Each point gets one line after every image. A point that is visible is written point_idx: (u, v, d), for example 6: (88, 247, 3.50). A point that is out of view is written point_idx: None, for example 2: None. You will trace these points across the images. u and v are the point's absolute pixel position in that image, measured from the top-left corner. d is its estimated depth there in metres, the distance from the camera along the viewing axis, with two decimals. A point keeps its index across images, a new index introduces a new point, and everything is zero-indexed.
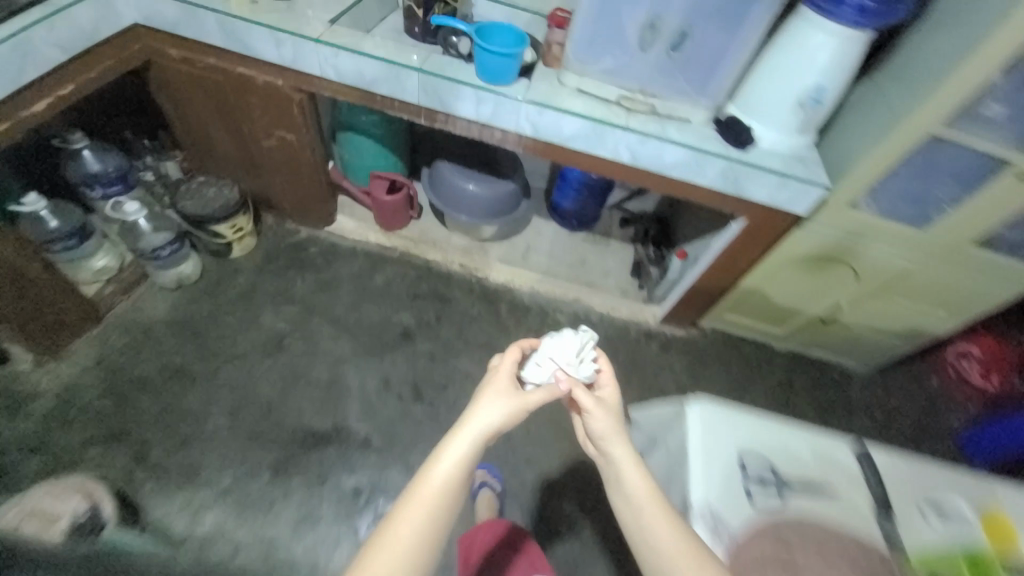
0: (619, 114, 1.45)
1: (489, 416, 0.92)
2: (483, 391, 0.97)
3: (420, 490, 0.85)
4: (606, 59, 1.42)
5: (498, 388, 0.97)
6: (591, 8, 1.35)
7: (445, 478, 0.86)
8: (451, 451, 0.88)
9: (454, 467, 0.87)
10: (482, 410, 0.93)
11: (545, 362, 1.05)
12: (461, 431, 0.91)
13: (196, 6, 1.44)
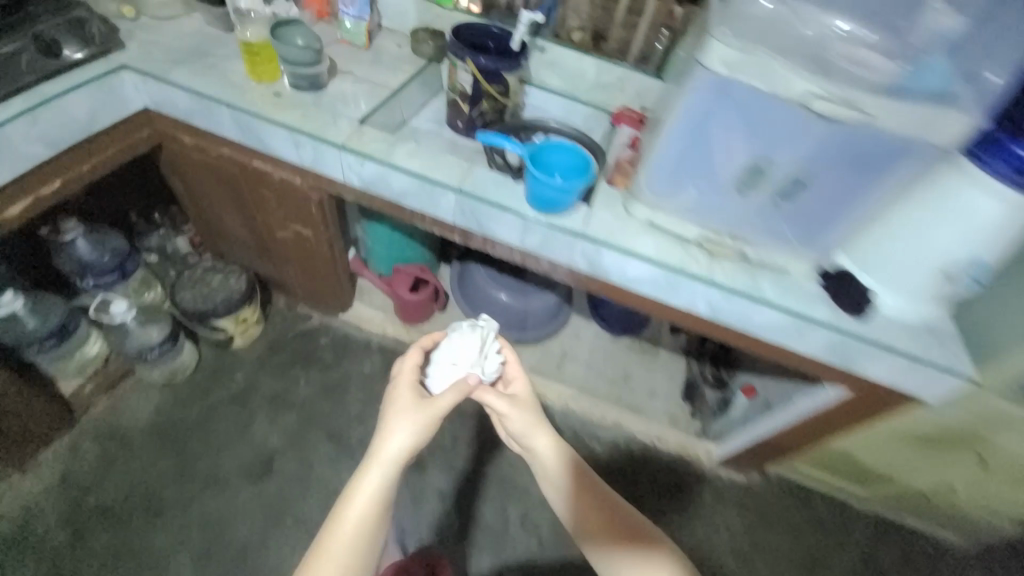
0: (699, 260, 1.16)
1: (401, 432, 0.91)
2: (391, 407, 0.95)
3: (346, 516, 0.84)
4: (688, 195, 1.11)
5: (407, 399, 0.96)
6: (676, 137, 1.05)
7: (366, 506, 0.85)
8: (367, 481, 0.86)
9: (376, 490, 0.86)
10: (393, 430, 0.91)
11: (453, 366, 1.04)
12: (372, 461, 0.88)
13: (209, 100, 1.24)
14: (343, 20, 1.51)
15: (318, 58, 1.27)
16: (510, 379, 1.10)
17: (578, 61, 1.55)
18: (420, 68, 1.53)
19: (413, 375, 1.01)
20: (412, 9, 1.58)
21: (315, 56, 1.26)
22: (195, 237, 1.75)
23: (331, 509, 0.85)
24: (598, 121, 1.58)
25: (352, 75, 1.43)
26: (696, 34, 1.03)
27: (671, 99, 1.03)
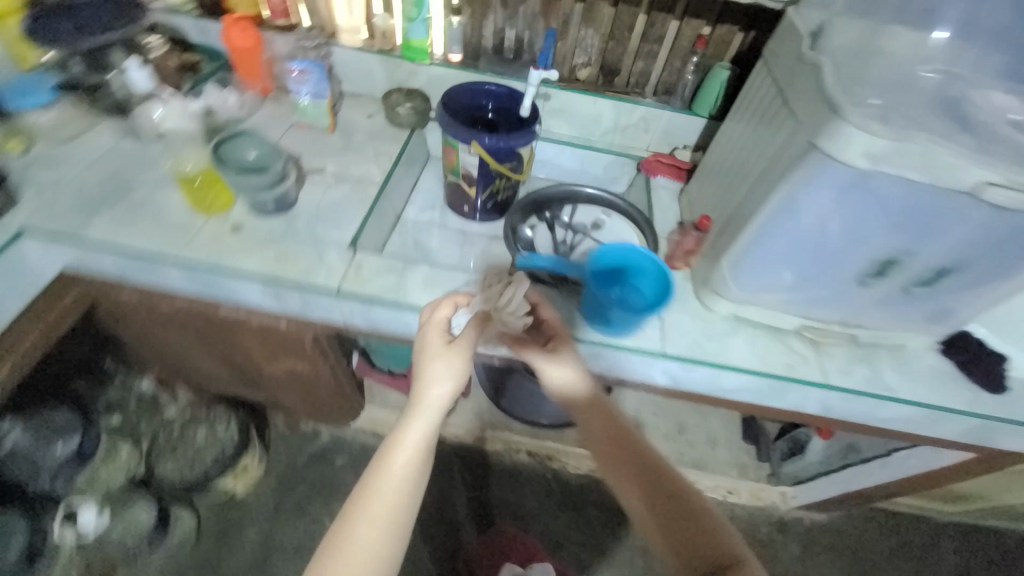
0: (806, 357, 0.95)
1: (445, 382, 0.79)
2: (422, 356, 0.80)
3: (391, 467, 0.74)
4: (786, 289, 0.90)
5: (439, 348, 0.81)
6: (778, 231, 0.82)
7: (413, 456, 0.76)
8: (410, 434, 0.77)
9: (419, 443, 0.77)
10: (433, 380, 0.79)
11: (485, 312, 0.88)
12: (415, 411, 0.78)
13: (149, 261, 0.93)
14: (298, 100, 1.20)
15: (282, 181, 0.99)
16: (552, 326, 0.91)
17: (593, 105, 1.28)
18: (403, 145, 1.25)
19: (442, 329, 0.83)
20: (378, 69, 1.28)
21: (277, 179, 0.98)
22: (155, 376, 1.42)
23: (375, 456, 0.76)
24: (622, 170, 1.35)
25: (324, 173, 1.13)
26: (783, 97, 0.80)
27: (764, 189, 0.80)
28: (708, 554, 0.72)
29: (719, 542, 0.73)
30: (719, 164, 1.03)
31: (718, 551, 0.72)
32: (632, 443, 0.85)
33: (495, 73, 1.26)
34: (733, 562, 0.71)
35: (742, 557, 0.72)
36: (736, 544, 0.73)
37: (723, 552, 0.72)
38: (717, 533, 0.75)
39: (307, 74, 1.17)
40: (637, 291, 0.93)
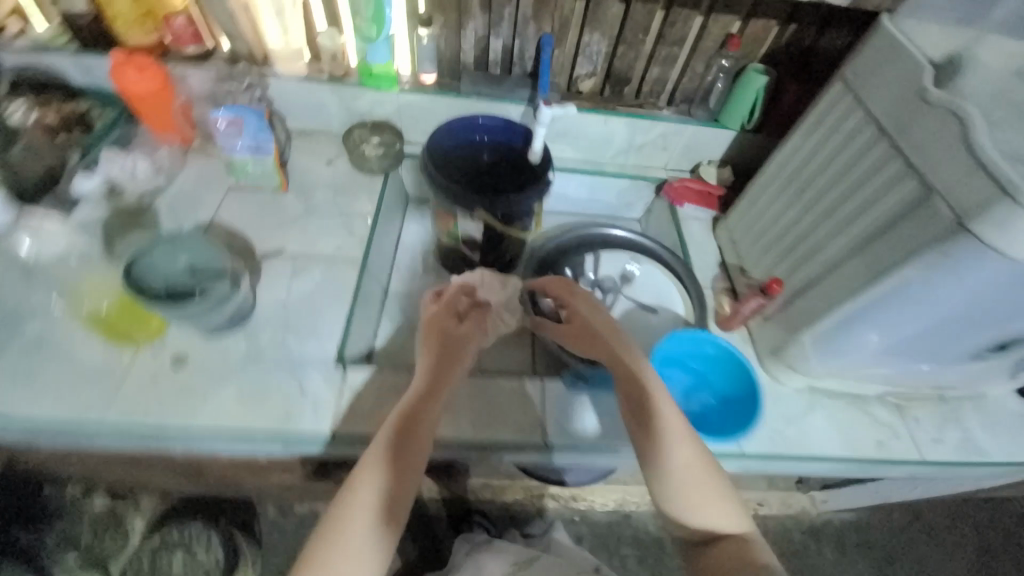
0: (893, 429, 0.82)
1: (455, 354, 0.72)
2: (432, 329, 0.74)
3: (393, 432, 0.62)
4: (876, 363, 0.76)
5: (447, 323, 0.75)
6: (890, 314, 0.65)
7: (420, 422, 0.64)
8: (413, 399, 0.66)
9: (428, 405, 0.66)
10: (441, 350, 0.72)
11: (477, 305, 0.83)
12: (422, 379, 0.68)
13: (65, 433, 0.67)
14: (233, 158, 0.92)
15: (230, 299, 0.73)
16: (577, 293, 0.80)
17: (603, 124, 1.06)
18: (376, 198, 1.00)
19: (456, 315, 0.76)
20: (331, 101, 1.00)
21: (224, 297, 0.73)
22: (105, 489, 1.18)
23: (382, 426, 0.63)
24: (640, 195, 1.15)
25: (284, 256, 0.89)
26: (894, 146, 0.61)
27: (872, 266, 0.63)
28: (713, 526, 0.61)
29: (723, 515, 0.61)
30: (772, 204, 0.85)
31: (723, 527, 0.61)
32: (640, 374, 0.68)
33: (481, 96, 1.00)
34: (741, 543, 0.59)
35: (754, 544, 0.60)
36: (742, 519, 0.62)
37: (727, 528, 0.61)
38: (723, 505, 0.62)
39: (241, 123, 0.88)
40: (706, 386, 0.78)
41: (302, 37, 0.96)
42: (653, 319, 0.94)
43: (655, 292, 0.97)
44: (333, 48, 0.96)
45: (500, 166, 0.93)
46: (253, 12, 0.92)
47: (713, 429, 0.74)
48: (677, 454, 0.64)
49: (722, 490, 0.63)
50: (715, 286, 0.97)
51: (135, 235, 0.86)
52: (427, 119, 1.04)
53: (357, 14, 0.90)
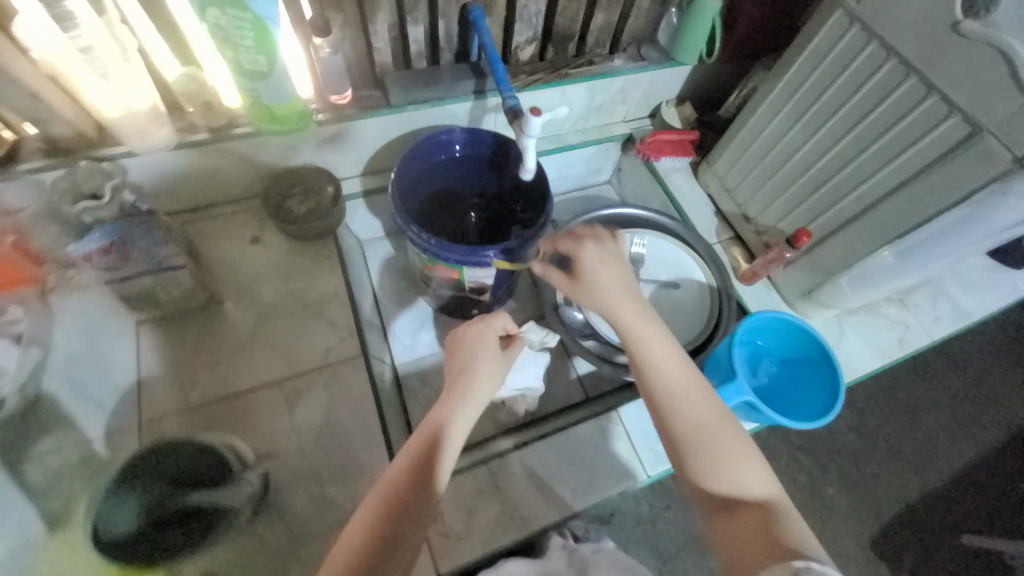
0: (906, 325, 0.89)
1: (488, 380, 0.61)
2: (465, 350, 0.63)
3: (409, 469, 0.51)
4: (900, 279, 0.79)
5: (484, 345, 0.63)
6: (941, 239, 0.65)
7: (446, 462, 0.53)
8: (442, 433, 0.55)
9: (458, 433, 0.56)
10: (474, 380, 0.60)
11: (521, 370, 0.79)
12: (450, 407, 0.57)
13: None
14: (130, 289, 0.67)
15: (245, 493, 0.58)
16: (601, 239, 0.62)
17: (561, 96, 0.91)
18: (338, 267, 0.81)
19: (494, 324, 0.65)
20: (227, 162, 0.76)
21: (233, 496, 0.57)
22: None
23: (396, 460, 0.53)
24: (607, 158, 1.06)
25: (267, 387, 0.70)
26: (925, 82, 0.58)
27: (916, 207, 0.63)
28: (735, 489, 0.50)
29: (750, 476, 0.51)
30: (768, 148, 0.82)
31: (750, 496, 0.50)
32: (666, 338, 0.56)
33: (416, 104, 0.80)
34: (773, 511, 0.48)
35: (787, 515, 0.48)
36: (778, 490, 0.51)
37: (752, 495, 0.50)
38: (751, 467, 0.51)
39: (127, 244, 0.64)
40: (766, 355, 0.75)
41: (147, 94, 0.65)
42: (678, 294, 0.91)
43: (670, 265, 0.93)
44: (203, 94, 0.70)
45: (493, 197, 0.82)
46: (58, 78, 0.59)
47: (788, 403, 0.73)
48: (703, 411, 0.53)
49: (751, 447, 0.52)
50: (721, 239, 0.94)
51: (48, 446, 0.59)
52: (357, 148, 0.83)
53: (231, 45, 0.62)
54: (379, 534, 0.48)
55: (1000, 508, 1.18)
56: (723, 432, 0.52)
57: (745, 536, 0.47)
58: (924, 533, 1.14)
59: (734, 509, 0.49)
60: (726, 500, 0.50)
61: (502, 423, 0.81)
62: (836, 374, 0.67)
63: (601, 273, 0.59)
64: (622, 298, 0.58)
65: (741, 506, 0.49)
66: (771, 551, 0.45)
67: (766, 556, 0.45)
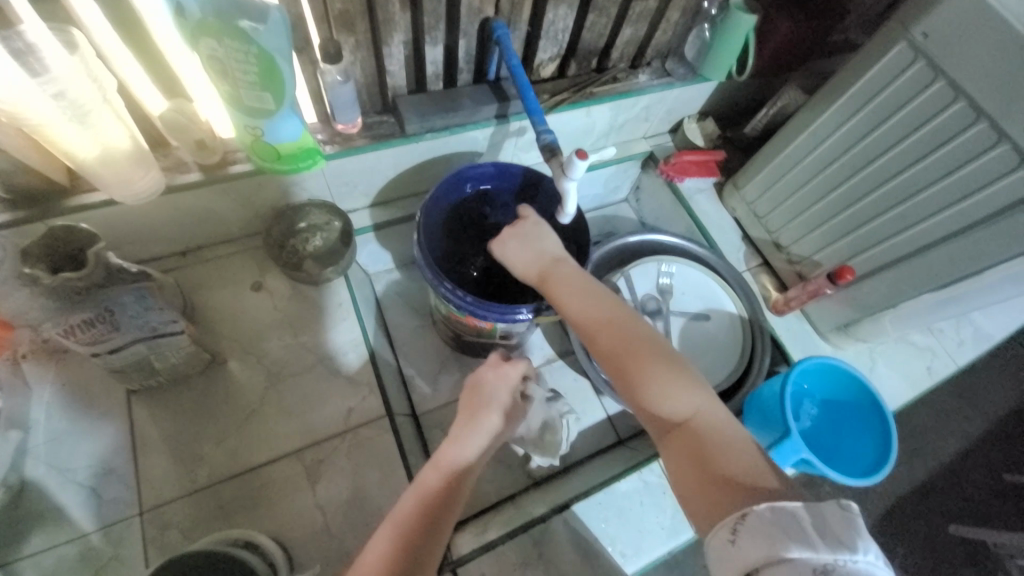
0: (939, 356, 0.88)
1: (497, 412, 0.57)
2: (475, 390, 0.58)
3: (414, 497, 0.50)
4: (940, 315, 0.77)
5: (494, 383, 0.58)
6: (1003, 277, 0.64)
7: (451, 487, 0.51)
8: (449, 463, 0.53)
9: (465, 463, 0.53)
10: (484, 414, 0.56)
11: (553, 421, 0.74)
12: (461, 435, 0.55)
13: None
14: (120, 364, 0.58)
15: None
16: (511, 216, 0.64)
17: (585, 117, 0.84)
18: (352, 314, 0.74)
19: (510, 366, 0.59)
20: (221, 204, 0.67)
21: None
22: None
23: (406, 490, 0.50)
24: (625, 177, 1.01)
25: (283, 459, 0.64)
26: (997, 129, 0.55)
27: (977, 254, 0.61)
28: (659, 414, 0.51)
29: (675, 398, 0.51)
30: (805, 177, 0.78)
31: (674, 418, 0.50)
32: (583, 283, 0.58)
33: (435, 132, 0.72)
34: (704, 435, 0.48)
35: (720, 436, 0.48)
36: (707, 405, 0.50)
37: (676, 416, 0.50)
38: (673, 390, 0.51)
39: (114, 313, 0.54)
40: (808, 396, 0.75)
41: (126, 134, 0.55)
42: (709, 326, 0.88)
43: (699, 295, 0.90)
44: (196, 130, 0.60)
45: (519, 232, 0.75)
46: (32, 133, 0.50)
47: (831, 446, 0.74)
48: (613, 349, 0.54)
49: (673, 366, 0.52)
50: (750, 266, 0.91)
51: (41, 545, 0.56)
52: (368, 179, 0.75)
53: (227, 78, 0.53)
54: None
55: (1003, 510, 1.18)
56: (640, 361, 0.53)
57: (684, 469, 0.48)
58: (929, 535, 1.14)
59: (668, 434, 0.50)
60: (660, 425, 0.51)
61: (533, 473, 0.77)
62: (892, 428, 0.69)
63: (516, 244, 0.60)
64: (531, 267, 0.59)
65: (670, 429, 0.50)
66: (719, 499, 0.44)
67: (716, 505, 0.44)
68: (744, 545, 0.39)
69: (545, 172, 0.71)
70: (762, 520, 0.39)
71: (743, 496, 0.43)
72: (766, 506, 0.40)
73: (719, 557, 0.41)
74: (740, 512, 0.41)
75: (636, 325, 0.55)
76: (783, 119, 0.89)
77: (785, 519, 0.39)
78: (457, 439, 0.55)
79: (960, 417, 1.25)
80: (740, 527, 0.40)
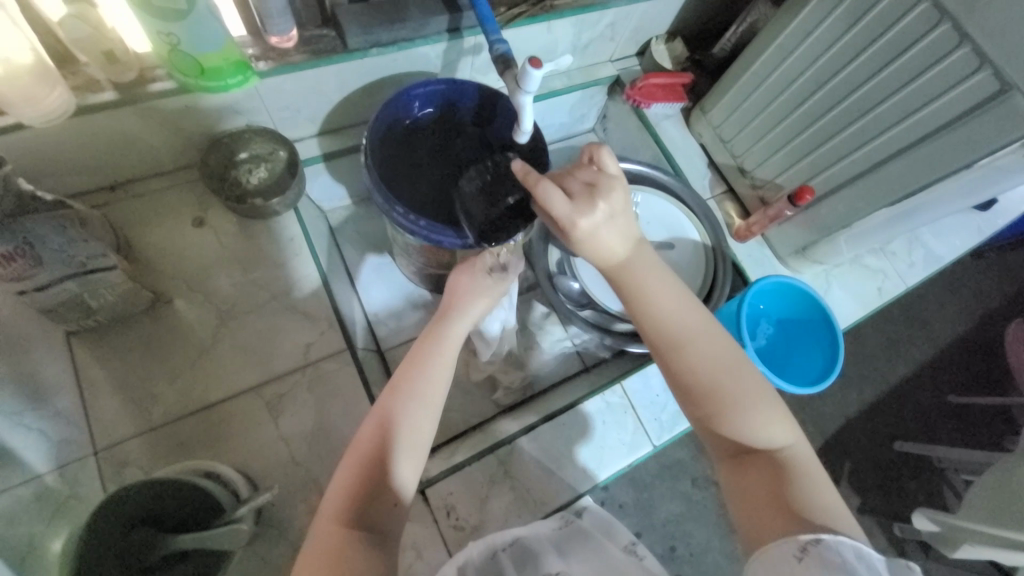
0: (889, 278, 0.91)
1: (468, 318, 0.57)
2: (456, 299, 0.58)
3: (377, 419, 0.49)
4: (889, 233, 0.79)
5: (472, 291, 0.59)
6: (948, 191, 0.65)
7: (425, 419, 0.50)
8: (422, 391, 0.51)
9: (424, 370, 0.52)
10: (457, 323, 0.56)
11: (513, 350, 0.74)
12: (435, 346, 0.54)
13: None
14: (51, 303, 0.55)
15: (240, 533, 0.50)
16: (609, 192, 0.52)
17: (546, 33, 0.79)
18: (304, 248, 0.71)
19: (478, 264, 0.59)
20: (146, 128, 0.61)
21: (225, 541, 0.50)
22: None
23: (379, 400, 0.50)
24: (592, 105, 0.97)
25: (241, 396, 0.63)
26: (958, 30, 0.54)
27: (929, 166, 0.61)
28: (746, 440, 0.51)
29: (770, 431, 0.51)
30: (770, 97, 0.76)
31: (763, 447, 0.51)
32: (679, 309, 0.54)
33: (381, 48, 0.66)
34: (790, 467, 0.50)
35: (800, 471, 0.50)
36: (788, 439, 0.52)
37: (763, 445, 0.51)
38: (768, 423, 0.52)
39: (32, 246, 0.49)
40: (764, 317, 0.78)
41: (29, 48, 0.48)
42: (673, 255, 0.86)
43: (664, 223, 0.88)
44: (104, 41, 0.53)
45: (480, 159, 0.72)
46: None
47: (785, 362, 0.78)
48: (715, 372, 0.52)
49: (770, 399, 0.53)
50: (714, 194, 0.91)
51: None
52: (311, 104, 0.70)
53: None
54: (359, 504, 0.46)
55: (941, 426, 1.28)
56: (740, 391, 0.52)
57: (760, 491, 0.49)
58: (871, 447, 1.23)
59: (746, 458, 0.51)
60: (737, 449, 0.52)
61: (501, 402, 0.79)
62: (839, 342, 0.73)
63: (594, 241, 0.52)
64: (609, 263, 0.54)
65: (753, 454, 0.51)
66: (788, 519, 0.46)
67: (780, 521, 0.46)
68: (810, 565, 0.41)
69: (500, 90, 0.66)
70: (837, 551, 0.42)
71: (811, 524, 0.45)
72: (848, 542, 0.42)
73: (774, 565, 0.43)
74: (813, 538, 0.43)
75: (731, 351, 0.54)
76: (753, 37, 0.86)
77: (860, 560, 0.42)
78: (421, 357, 0.53)
79: (908, 340, 1.33)
80: (811, 551, 0.42)
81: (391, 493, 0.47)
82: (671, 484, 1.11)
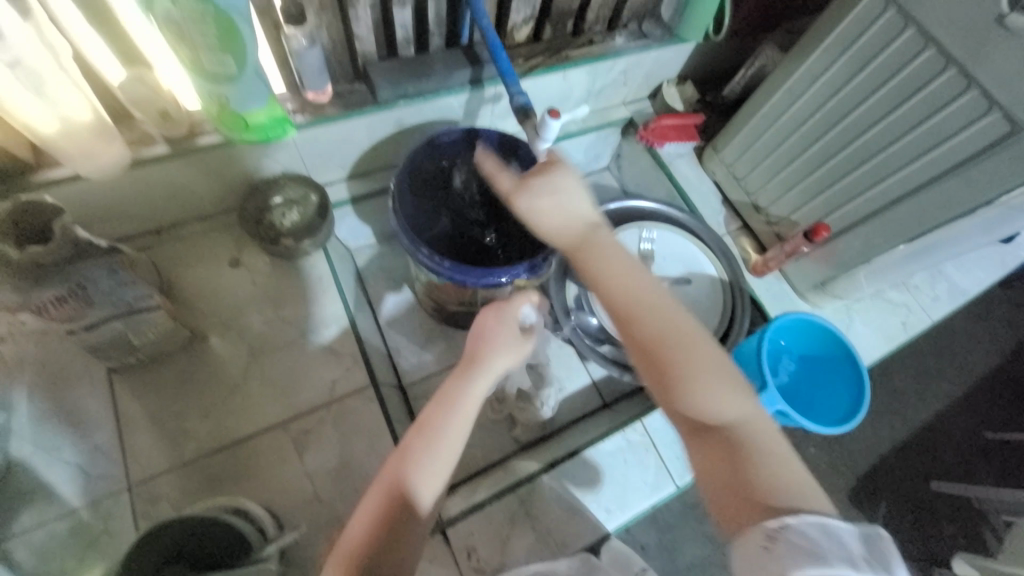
0: (913, 312, 0.89)
1: (496, 363, 0.56)
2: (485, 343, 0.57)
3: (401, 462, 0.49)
4: (910, 268, 0.79)
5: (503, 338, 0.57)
6: (966, 227, 0.65)
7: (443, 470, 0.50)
8: (445, 438, 0.51)
9: (448, 416, 0.52)
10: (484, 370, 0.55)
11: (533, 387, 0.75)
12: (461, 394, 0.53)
13: None
14: (97, 341, 0.58)
15: None
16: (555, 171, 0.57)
17: (562, 81, 0.83)
18: (332, 287, 0.74)
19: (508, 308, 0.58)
20: (191, 177, 0.66)
21: None
22: None
23: (404, 445, 0.51)
24: (608, 144, 1.00)
25: (268, 433, 0.65)
26: (965, 75, 0.55)
27: (943, 205, 0.62)
28: (700, 414, 0.49)
29: (725, 404, 0.49)
30: (782, 137, 0.78)
31: (718, 421, 0.49)
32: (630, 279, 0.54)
33: (408, 100, 0.70)
34: (745, 443, 0.48)
35: (759, 450, 0.47)
36: (746, 414, 0.49)
37: (717, 420, 0.49)
38: (720, 396, 0.49)
39: (86, 288, 0.53)
40: (785, 354, 0.78)
41: (89, 106, 0.53)
42: (690, 290, 0.87)
43: (680, 259, 0.89)
44: (159, 101, 0.58)
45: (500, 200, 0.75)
46: None
47: (809, 400, 0.77)
48: (666, 342, 0.51)
49: (727, 372, 0.50)
50: (730, 230, 0.92)
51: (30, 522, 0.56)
52: (342, 151, 0.74)
53: (187, 43, 0.51)
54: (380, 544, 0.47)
55: (978, 465, 1.22)
56: (692, 362, 0.50)
57: (719, 474, 0.48)
58: (906, 487, 1.18)
59: (702, 435, 0.50)
60: (694, 425, 0.50)
61: (521, 439, 0.79)
62: (864, 381, 0.72)
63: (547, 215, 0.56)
64: (564, 236, 0.56)
65: (706, 431, 0.49)
66: (755, 506, 0.44)
67: (747, 507, 0.44)
68: (779, 554, 0.40)
69: (520, 137, 0.69)
70: (804, 534, 0.41)
71: (780, 510, 0.43)
72: (813, 521, 0.41)
73: (745, 559, 0.42)
74: (778, 523, 0.42)
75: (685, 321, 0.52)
76: (762, 80, 0.89)
77: (826, 538, 0.41)
78: (446, 403, 0.53)
79: (938, 375, 1.28)
80: (778, 537, 0.41)
81: (412, 531, 0.48)
82: (695, 526, 1.07)
